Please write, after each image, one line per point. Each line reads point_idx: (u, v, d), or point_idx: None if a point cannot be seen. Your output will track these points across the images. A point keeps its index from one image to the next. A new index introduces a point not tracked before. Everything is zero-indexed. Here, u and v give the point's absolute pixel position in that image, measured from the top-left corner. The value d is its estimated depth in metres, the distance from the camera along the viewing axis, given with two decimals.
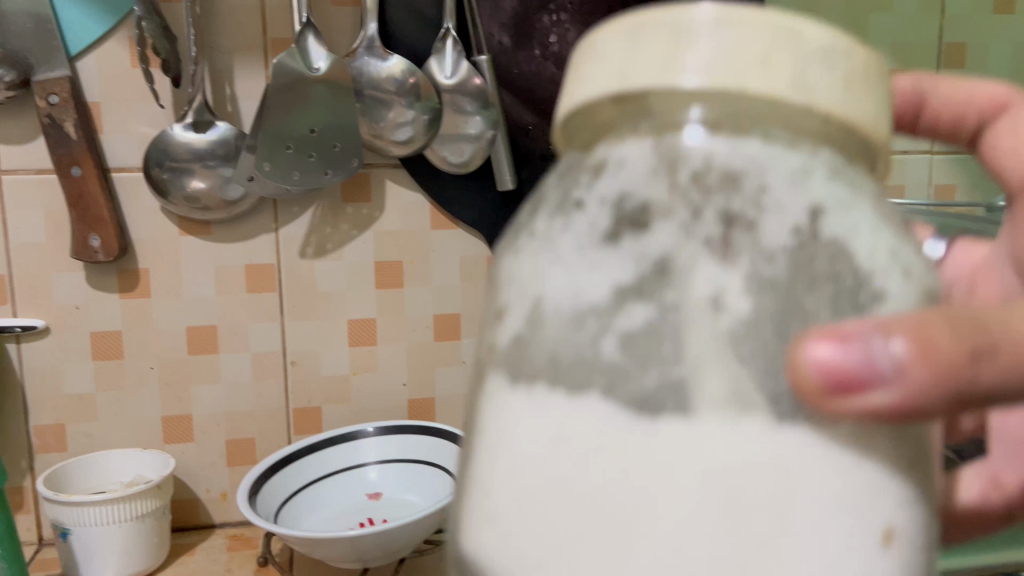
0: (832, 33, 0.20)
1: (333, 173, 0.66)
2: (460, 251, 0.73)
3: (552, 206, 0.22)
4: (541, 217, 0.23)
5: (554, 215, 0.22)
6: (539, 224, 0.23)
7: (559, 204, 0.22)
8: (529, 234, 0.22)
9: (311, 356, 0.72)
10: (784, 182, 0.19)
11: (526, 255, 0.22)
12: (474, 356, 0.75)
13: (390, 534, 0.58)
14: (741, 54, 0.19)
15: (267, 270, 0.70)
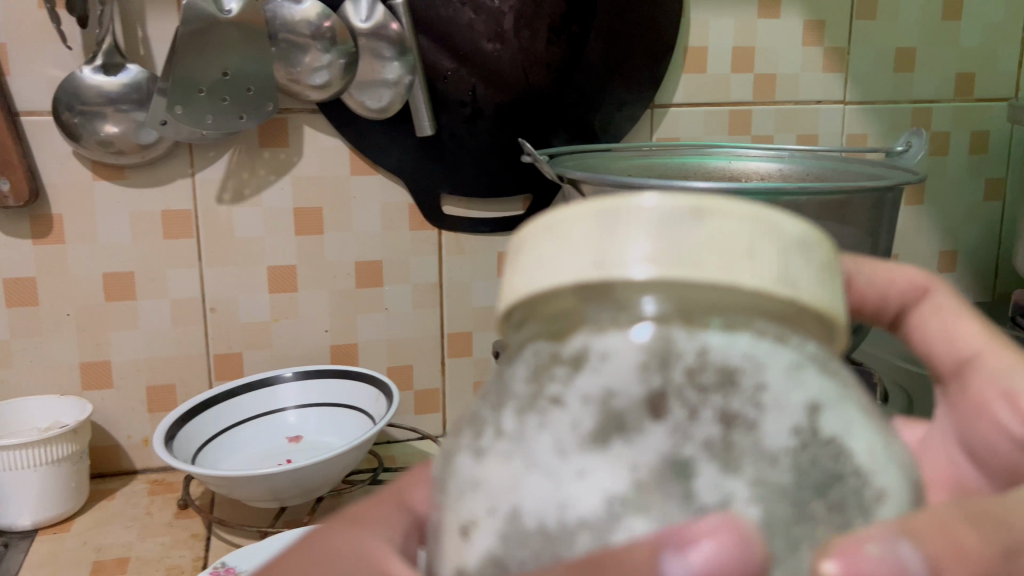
0: (803, 224, 0.22)
1: (247, 117, 0.66)
2: (380, 197, 0.73)
3: (506, 407, 0.22)
4: (487, 417, 0.22)
5: (513, 411, 0.22)
6: (486, 428, 0.22)
7: (516, 402, 0.22)
8: (487, 438, 0.22)
9: (231, 302, 0.72)
10: (784, 382, 0.20)
11: (489, 463, 0.21)
12: (396, 302, 0.75)
13: (306, 474, 0.59)
14: (729, 249, 0.20)
15: (183, 216, 0.70)
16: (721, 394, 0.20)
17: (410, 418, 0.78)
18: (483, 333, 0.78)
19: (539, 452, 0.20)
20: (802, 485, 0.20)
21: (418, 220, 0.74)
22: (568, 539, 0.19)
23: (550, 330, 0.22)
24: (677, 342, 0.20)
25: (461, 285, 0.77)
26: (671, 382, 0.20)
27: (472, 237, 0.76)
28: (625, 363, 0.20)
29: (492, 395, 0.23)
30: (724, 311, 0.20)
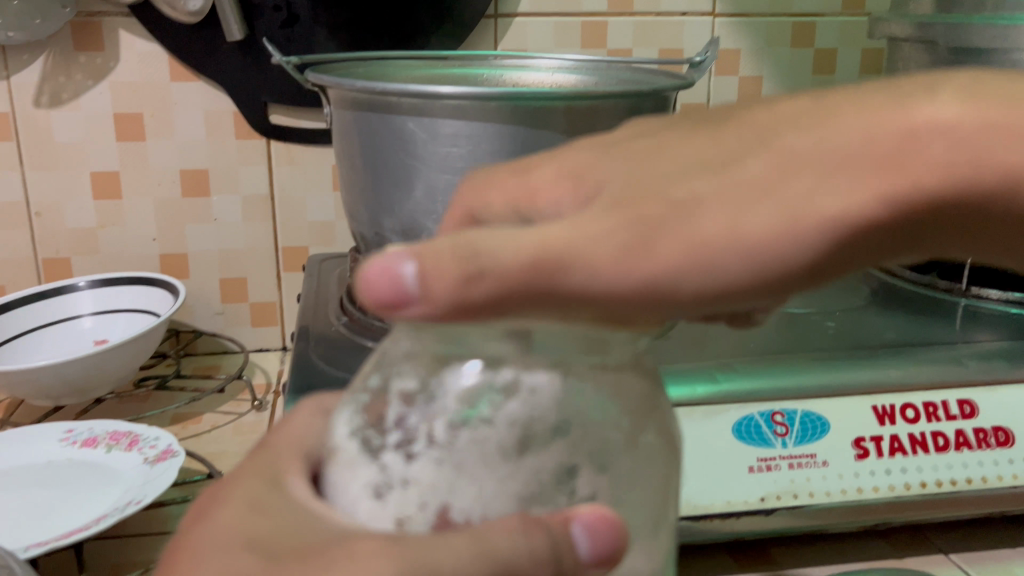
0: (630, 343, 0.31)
1: (43, 19, 0.66)
2: (203, 104, 0.72)
3: (407, 417, 0.29)
4: (371, 424, 0.29)
5: (398, 424, 0.29)
6: (373, 429, 0.29)
7: (401, 419, 0.29)
8: (381, 443, 0.28)
9: (55, 207, 0.73)
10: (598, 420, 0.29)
11: (408, 462, 0.27)
12: (225, 213, 0.75)
13: (76, 371, 0.60)
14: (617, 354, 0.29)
15: (1, 119, 0.70)
16: (551, 415, 0.28)
17: (247, 331, 0.79)
18: (320, 248, 0.78)
19: (463, 447, 0.27)
20: (598, 453, 0.29)
21: (245, 129, 0.73)
22: (461, 508, 0.26)
23: (417, 369, 0.30)
24: (498, 376, 0.28)
25: (294, 198, 0.76)
26: (489, 403, 0.28)
27: (303, 148, 0.74)
28: (468, 393, 0.28)
29: (356, 403, 0.30)
30: (575, 361, 0.28)
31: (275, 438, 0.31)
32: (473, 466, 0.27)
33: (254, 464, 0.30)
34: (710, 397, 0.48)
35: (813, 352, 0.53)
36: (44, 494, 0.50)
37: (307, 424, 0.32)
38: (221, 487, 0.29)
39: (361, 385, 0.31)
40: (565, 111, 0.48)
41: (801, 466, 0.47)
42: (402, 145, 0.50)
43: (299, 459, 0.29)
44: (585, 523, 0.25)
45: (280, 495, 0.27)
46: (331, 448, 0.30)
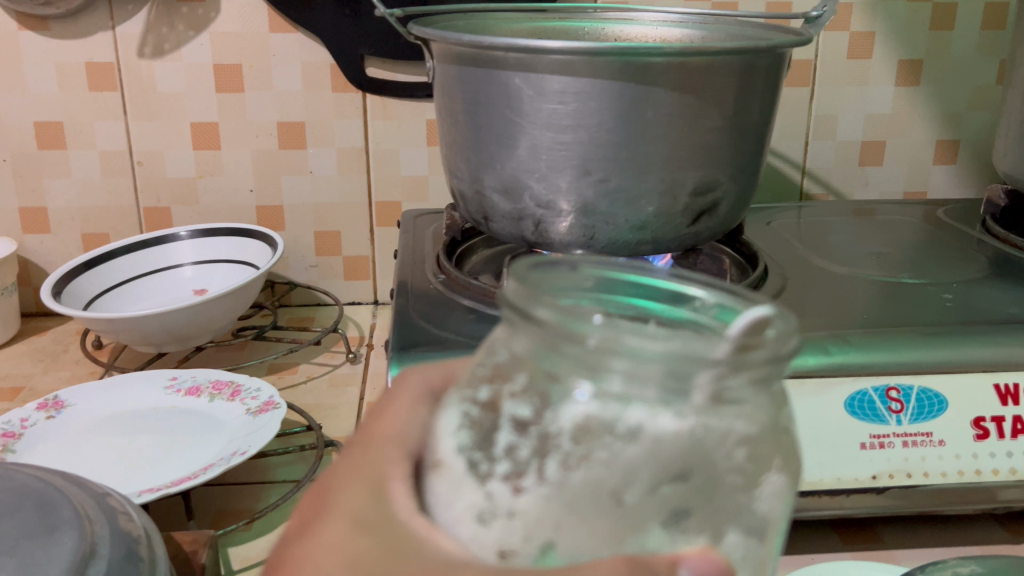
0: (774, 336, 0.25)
1: None
2: (300, 55, 0.72)
3: (518, 446, 0.25)
4: (474, 433, 0.25)
5: (509, 452, 0.25)
6: (477, 444, 0.25)
7: (514, 437, 0.25)
8: (488, 470, 0.25)
9: (157, 156, 0.74)
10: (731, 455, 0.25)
11: (516, 493, 0.24)
12: (320, 166, 0.75)
13: (178, 319, 0.61)
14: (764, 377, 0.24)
15: (107, 69, 0.71)
16: (684, 459, 0.24)
17: (340, 284, 0.80)
18: (413, 203, 0.77)
19: (577, 488, 0.24)
20: (718, 498, 0.25)
21: (341, 82, 0.73)
22: (565, 555, 0.24)
23: (534, 387, 0.25)
24: (621, 414, 0.24)
25: (388, 152, 0.75)
26: (607, 442, 0.24)
27: (398, 101, 0.73)
28: (585, 425, 0.24)
29: (463, 410, 0.26)
30: (715, 404, 0.24)
31: (376, 427, 0.28)
32: (583, 513, 0.24)
33: (355, 460, 0.27)
34: (821, 371, 0.45)
35: (928, 325, 0.50)
36: (152, 440, 0.51)
37: (408, 411, 0.29)
38: (325, 487, 0.27)
39: (467, 377, 0.27)
40: (679, 67, 0.46)
41: (915, 445, 0.45)
42: (503, 102, 0.49)
43: (406, 459, 0.26)
44: (694, 567, 0.23)
45: (383, 509, 0.25)
46: (433, 454, 0.26)
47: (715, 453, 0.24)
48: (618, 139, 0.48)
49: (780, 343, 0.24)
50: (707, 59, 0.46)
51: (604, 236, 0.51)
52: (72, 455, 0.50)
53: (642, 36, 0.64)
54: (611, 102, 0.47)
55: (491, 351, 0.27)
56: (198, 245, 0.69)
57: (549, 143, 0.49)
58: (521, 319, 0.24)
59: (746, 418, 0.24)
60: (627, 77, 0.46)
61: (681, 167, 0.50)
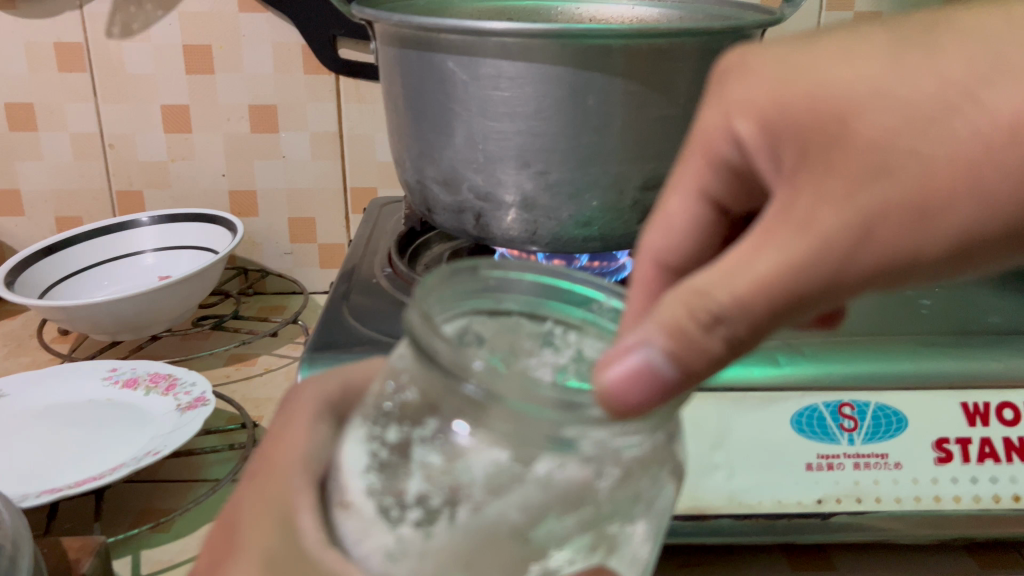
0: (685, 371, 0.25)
1: None
2: (271, 36, 0.69)
3: (429, 491, 0.23)
4: (378, 467, 0.24)
5: (421, 497, 0.23)
6: (385, 479, 0.24)
7: (421, 479, 0.23)
8: (398, 514, 0.23)
9: (128, 139, 0.72)
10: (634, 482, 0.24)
11: (427, 536, 0.23)
12: (293, 151, 0.73)
13: (129, 308, 0.59)
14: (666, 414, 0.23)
15: (76, 49, 0.69)
16: (584, 496, 0.23)
17: (316, 272, 0.78)
18: (389, 190, 0.75)
19: (485, 530, 0.23)
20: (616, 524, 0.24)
21: (313, 64, 0.70)
22: None
23: (443, 431, 0.24)
24: (531, 462, 0.23)
25: (362, 138, 0.73)
26: (517, 487, 0.23)
27: (372, 85, 0.71)
28: (495, 470, 0.23)
29: (371, 449, 0.24)
30: (617, 448, 0.23)
31: (274, 451, 0.26)
32: (491, 551, 0.23)
33: (259, 489, 0.26)
34: (768, 386, 0.41)
35: (903, 335, 0.45)
36: (78, 432, 0.50)
37: (306, 434, 0.26)
38: (235, 527, 0.26)
39: (374, 396, 0.26)
40: (626, 52, 0.43)
41: (869, 467, 0.41)
42: (442, 90, 0.46)
43: (310, 486, 0.25)
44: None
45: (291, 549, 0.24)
46: (342, 491, 0.24)
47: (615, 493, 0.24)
48: (559, 129, 0.45)
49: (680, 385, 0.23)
50: (656, 42, 0.43)
51: (548, 232, 0.49)
52: None
53: (619, 16, 0.61)
54: (555, 89, 0.44)
55: (399, 371, 0.26)
56: (161, 232, 0.70)
57: (487, 136, 0.46)
58: (424, 358, 0.23)
59: (643, 454, 0.24)
60: (571, 61, 0.43)
61: (627, 158, 0.46)
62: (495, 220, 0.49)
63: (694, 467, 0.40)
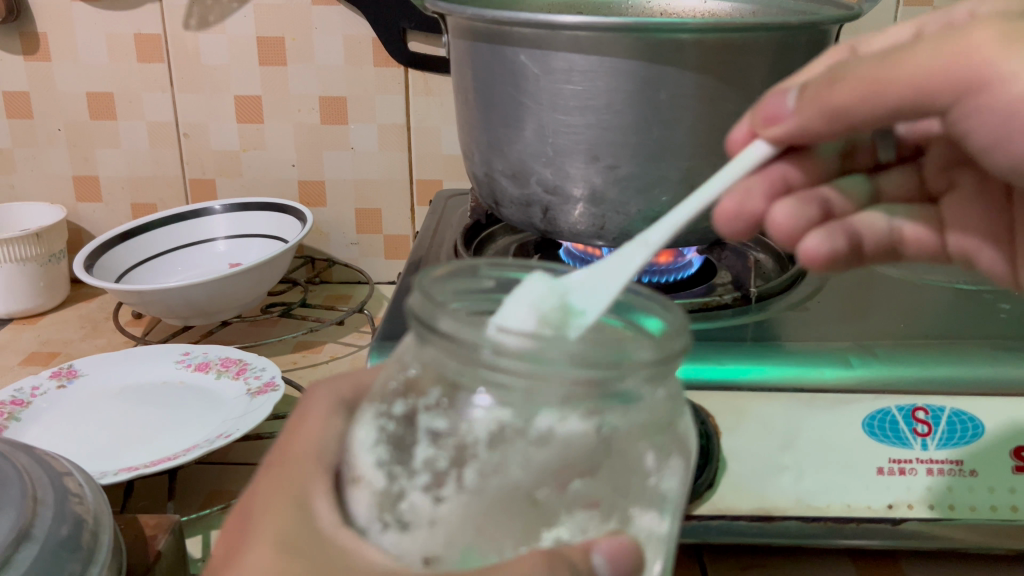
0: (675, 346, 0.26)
1: None
2: (342, 28, 0.70)
3: (436, 456, 0.26)
4: (390, 445, 0.27)
5: (429, 463, 0.26)
6: (395, 455, 0.27)
7: (430, 447, 0.26)
8: (406, 482, 0.26)
9: (202, 129, 0.74)
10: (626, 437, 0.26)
11: (436, 501, 0.25)
12: (361, 142, 0.74)
13: (200, 294, 0.61)
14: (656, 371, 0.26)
15: (154, 40, 0.71)
16: (585, 456, 0.26)
17: (381, 263, 0.80)
18: (454, 183, 0.76)
19: (492, 492, 0.25)
20: (620, 486, 0.26)
21: (383, 57, 0.71)
22: (485, 554, 0.25)
23: (446, 398, 0.27)
24: (531, 421, 0.26)
25: (429, 130, 0.73)
26: (519, 447, 0.26)
27: (440, 78, 0.71)
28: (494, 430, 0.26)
29: (379, 425, 0.27)
30: (612, 404, 0.25)
31: (289, 446, 0.29)
32: (498, 515, 0.25)
33: (272, 479, 0.28)
34: (839, 389, 0.42)
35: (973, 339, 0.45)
36: (153, 412, 0.51)
37: (320, 426, 0.30)
38: (247, 514, 0.27)
39: (379, 391, 0.29)
40: (700, 47, 0.42)
41: (943, 473, 0.39)
42: (514, 84, 0.46)
43: (325, 472, 0.28)
44: (605, 551, 0.25)
45: (306, 528, 0.26)
46: (351, 470, 0.27)
47: (612, 453, 0.26)
48: (630, 124, 0.45)
49: (665, 344, 0.25)
50: (730, 37, 0.42)
51: (616, 228, 0.49)
52: (73, 424, 0.50)
53: (690, 11, 0.60)
54: (629, 84, 0.44)
55: (402, 364, 0.29)
56: (232, 220, 0.72)
57: (557, 130, 0.46)
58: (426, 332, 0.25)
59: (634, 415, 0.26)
60: (645, 56, 0.43)
61: (699, 154, 0.46)
62: (561, 215, 0.49)
63: (762, 466, 0.40)
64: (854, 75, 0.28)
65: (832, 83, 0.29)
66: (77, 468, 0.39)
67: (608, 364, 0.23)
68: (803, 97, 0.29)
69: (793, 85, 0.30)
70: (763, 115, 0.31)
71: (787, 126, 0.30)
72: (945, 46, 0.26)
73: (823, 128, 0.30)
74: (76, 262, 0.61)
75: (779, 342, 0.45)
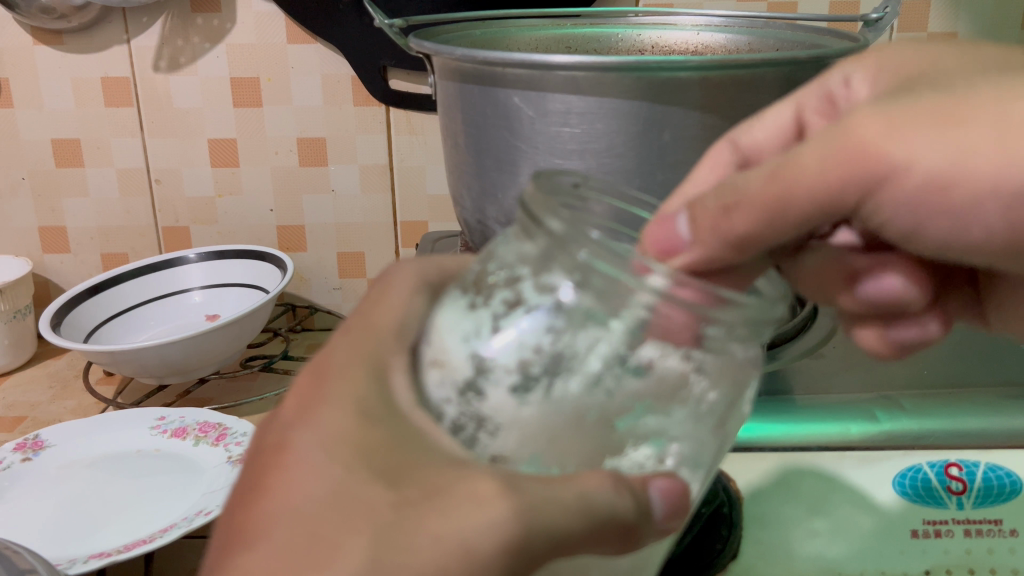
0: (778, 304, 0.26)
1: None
2: (320, 66, 0.67)
3: (528, 358, 0.25)
4: (477, 334, 0.26)
5: (520, 364, 0.25)
6: (478, 345, 0.26)
7: (524, 345, 0.25)
8: (491, 379, 0.25)
9: (174, 174, 0.71)
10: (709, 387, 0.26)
11: (520, 403, 0.25)
12: (342, 184, 0.71)
13: (176, 352, 0.57)
14: (754, 332, 0.25)
15: (122, 83, 0.67)
16: (671, 391, 0.25)
17: None
18: (441, 223, 0.73)
19: (579, 406, 0.25)
20: (689, 424, 0.26)
21: (363, 96, 0.68)
22: (550, 464, 0.24)
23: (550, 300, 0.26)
24: (635, 350, 0.25)
25: (413, 169, 0.71)
26: (615, 371, 0.25)
27: (423, 116, 0.69)
28: (592, 350, 0.25)
29: (471, 313, 0.26)
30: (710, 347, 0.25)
31: (372, 313, 0.27)
32: (578, 429, 0.25)
33: (355, 343, 0.26)
34: (863, 444, 0.36)
35: (980, 388, 0.41)
36: (129, 486, 0.48)
37: (403, 300, 0.28)
38: (322, 372, 0.25)
39: (475, 274, 0.28)
40: (703, 85, 0.40)
41: (980, 535, 0.33)
42: (504, 126, 0.44)
43: (403, 351, 0.26)
44: (660, 488, 0.25)
45: (384, 399, 0.24)
46: (434, 352, 0.26)
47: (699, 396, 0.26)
48: (633, 166, 0.42)
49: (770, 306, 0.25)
50: (736, 73, 0.39)
51: None
52: (36, 504, 0.46)
53: (682, 43, 0.58)
54: (635, 120, 0.41)
55: (496, 258, 0.28)
56: (207, 269, 0.70)
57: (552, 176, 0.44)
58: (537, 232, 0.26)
59: (729, 368, 0.26)
60: (644, 92, 0.40)
61: None
62: None
63: None
64: (749, 200, 0.26)
65: (730, 210, 0.27)
66: (43, 564, 0.35)
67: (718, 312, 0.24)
68: (702, 216, 0.27)
69: (681, 213, 0.28)
70: (656, 247, 0.28)
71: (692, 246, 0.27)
72: (846, 155, 0.25)
73: (732, 259, 0.27)
74: (43, 323, 0.57)
75: (791, 394, 0.41)
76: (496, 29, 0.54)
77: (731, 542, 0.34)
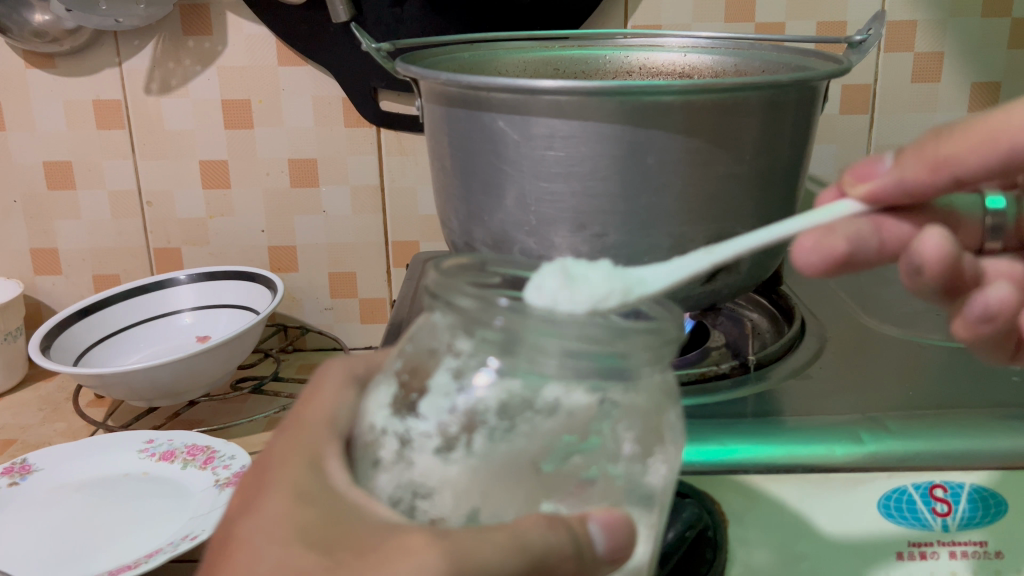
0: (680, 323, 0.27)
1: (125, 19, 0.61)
2: (311, 88, 0.67)
3: (447, 421, 0.27)
4: (401, 408, 0.28)
5: (440, 427, 0.27)
6: (402, 418, 0.28)
7: (443, 410, 0.27)
8: (418, 445, 0.27)
9: (166, 195, 0.71)
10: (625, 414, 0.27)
11: (445, 463, 0.27)
12: (333, 205, 0.72)
13: (166, 374, 0.57)
14: (657, 358, 0.27)
15: (114, 106, 0.68)
16: (590, 421, 0.27)
17: (357, 327, 0.77)
18: (433, 243, 0.73)
19: (500, 457, 0.27)
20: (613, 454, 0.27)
21: (354, 117, 0.68)
22: (486, 516, 0.26)
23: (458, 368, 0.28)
24: (539, 392, 0.27)
25: (405, 190, 0.71)
26: (529, 416, 0.27)
27: (414, 137, 0.69)
28: (504, 401, 0.27)
29: (395, 390, 0.29)
30: (613, 378, 0.26)
31: (301, 411, 0.30)
32: (505, 477, 0.27)
33: (289, 440, 0.28)
34: (850, 466, 0.36)
35: (977, 408, 0.41)
36: (116, 511, 0.47)
37: (334, 396, 0.30)
38: (262, 472, 0.28)
39: (395, 358, 0.31)
40: (687, 107, 0.40)
41: (968, 557, 0.34)
42: (485, 149, 0.44)
43: (335, 439, 0.28)
44: (601, 522, 0.25)
45: (320, 483, 0.26)
46: (364, 433, 0.29)
47: (614, 424, 0.27)
48: (617, 191, 0.42)
49: (666, 327, 0.26)
50: (720, 97, 0.40)
51: None
52: (23, 528, 0.46)
53: (670, 64, 0.58)
54: (618, 143, 0.41)
55: (417, 337, 0.30)
56: (199, 290, 0.70)
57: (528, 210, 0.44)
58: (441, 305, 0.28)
59: (642, 400, 0.27)
60: (630, 116, 0.40)
61: (692, 220, 0.44)
62: None
63: None
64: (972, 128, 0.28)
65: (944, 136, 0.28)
66: None
67: (609, 338, 0.25)
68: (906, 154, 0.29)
69: (891, 151, 0.30)
70: (857, 173, 0.30)
71: (881, 182, 0.29)
72: None
73: (926, 183, 0.28)
74: (32, 344, 0.57)
75: (780, 416, 0.41)
76: (483, 52, 0.55)
77: (716, 564, 0.34)
